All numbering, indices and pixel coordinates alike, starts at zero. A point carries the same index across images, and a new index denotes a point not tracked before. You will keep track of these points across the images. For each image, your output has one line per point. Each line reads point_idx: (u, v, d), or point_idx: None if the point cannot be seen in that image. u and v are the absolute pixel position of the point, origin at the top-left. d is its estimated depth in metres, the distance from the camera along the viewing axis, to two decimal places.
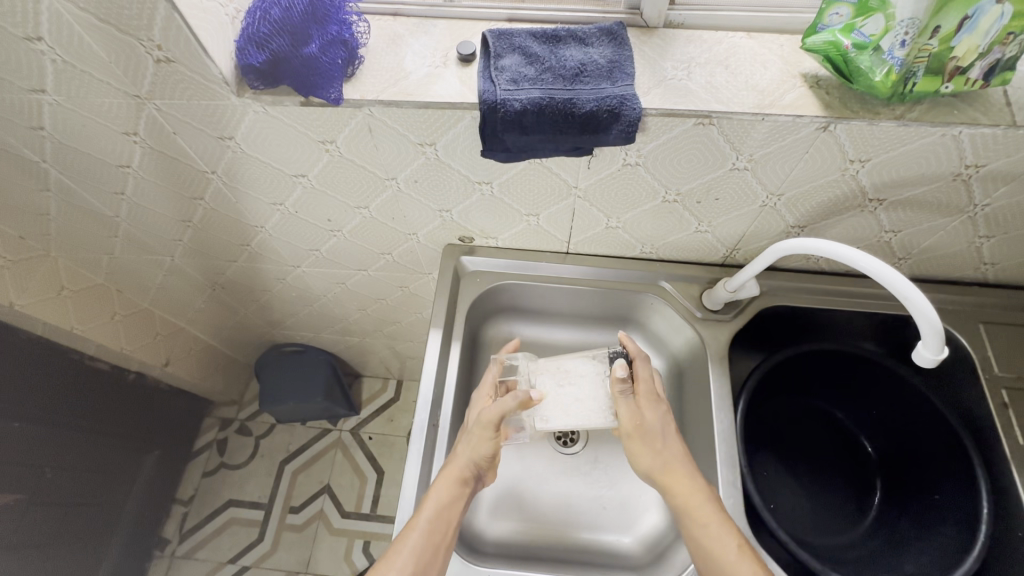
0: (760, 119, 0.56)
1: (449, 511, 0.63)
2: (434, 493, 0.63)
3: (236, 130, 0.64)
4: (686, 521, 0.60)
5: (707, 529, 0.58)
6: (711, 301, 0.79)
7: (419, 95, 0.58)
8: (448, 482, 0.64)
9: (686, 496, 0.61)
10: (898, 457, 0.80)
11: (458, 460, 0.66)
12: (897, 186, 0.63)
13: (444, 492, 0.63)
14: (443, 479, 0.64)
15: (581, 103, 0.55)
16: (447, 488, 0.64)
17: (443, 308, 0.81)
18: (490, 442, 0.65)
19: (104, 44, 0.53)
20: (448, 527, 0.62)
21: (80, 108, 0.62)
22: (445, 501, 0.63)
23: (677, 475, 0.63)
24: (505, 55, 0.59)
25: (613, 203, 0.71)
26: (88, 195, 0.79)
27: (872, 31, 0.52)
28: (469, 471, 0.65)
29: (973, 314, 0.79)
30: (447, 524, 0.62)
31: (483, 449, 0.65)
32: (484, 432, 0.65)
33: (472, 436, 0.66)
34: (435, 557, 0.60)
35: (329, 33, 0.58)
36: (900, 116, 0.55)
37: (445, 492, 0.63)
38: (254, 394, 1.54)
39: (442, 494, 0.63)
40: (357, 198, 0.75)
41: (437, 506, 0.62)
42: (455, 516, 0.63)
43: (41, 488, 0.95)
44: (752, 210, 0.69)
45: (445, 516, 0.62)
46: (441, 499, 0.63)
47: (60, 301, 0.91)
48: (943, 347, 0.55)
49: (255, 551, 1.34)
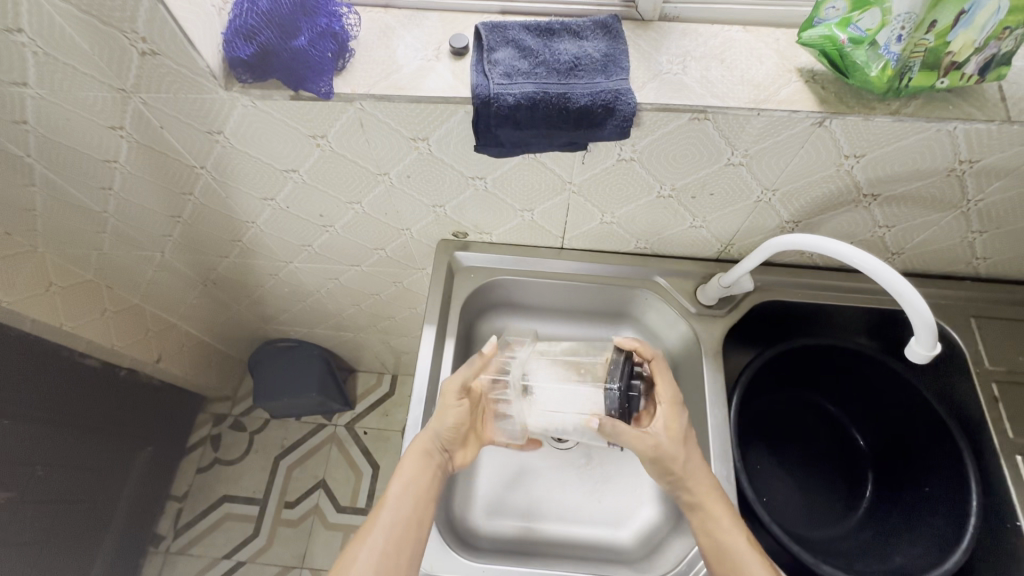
0: (755, 114, 0.56)
1: (414, 490, 0.62)
2: (400, 470, 0.63)
3: (225, 124, 0.63)
4: (698, 515, 0.61)
5: (718, 523, 0.60)
6: (705, 296, 0.79)
7: (411, 90, 0.57)
8: (414, 460, 0.64)
9: (701, 493, 0.61)
10: (889, 449, 0.81)
11: (423, 438, 0.66)
12: (892, 181, 0.63)
13: (410, 468, 0.63)
14: (409, 457, 0.64)
15: (575, 97, 0.54)
16: (413, 465, 0.63)
17: (437, 304, 0.80)
18: (455, 409, 0.67)
19: (87, 36, 0.52)
20: (416, 506, 0.61)
21: (64, 102, 0.60)
22: (410, 480, 0.62)
23: (686, 462, 0.62)
24: (498, 49, 0.58)
25: (608, 198, 0.71)
26: (75, 191, 0.77)
27: (868, 26, 0.51)
28: (435, 447, 0.65)
29: (964, 309, 0.79)
30: (413, 501, 0.61)
31: (447, 419, 0.66)
32: (449, 403, 0.67)
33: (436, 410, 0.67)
34: (404, 539, 0.59)
35: (318, 24, 0.57)
36: (895, 111, 0.55)
37: (412, 470, 0.63)
38: (247, 390, 1.53)
39: (406, 473, 0.62)
40: (350, 193, 0.74)
41: (402, 485, 0.61)
42: (421, 494, 0.62)
43: (32, 485, 0.95)
44: (747, 205, 0.69)
45: (411, 494, 0.61)
46: (406, 476, 0.62)
47: (48, 298, 0.90)
48: (935, 342, 0.55)
49: (251, 546, 1.34)
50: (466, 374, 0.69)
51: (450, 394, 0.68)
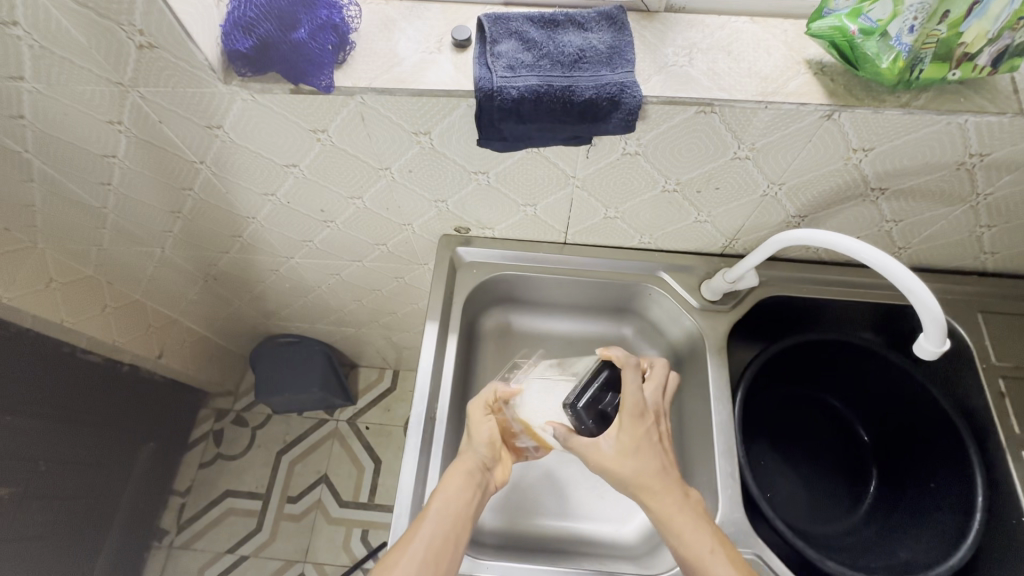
0: (763, 107, 0.55)
1: (456, 504, 0.60)
2: (444, 485, 0.62)
3: (224, 119, 0.62)
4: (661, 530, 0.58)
5: (680, 536, 0.57)
6: (709, 292, 0.79)
7: (413, 83, 0.56)
8: (457, 475, 0.63)
9: (663, 510, 0.58)
10: (894, 445, 0.81)
11: (465, 457, 0.65)
12: (900, 175, 0.62)
13: (454, 483, 0.62)
14: (451, 472, 0.63)
15: (580, 91, 0.54)
16: (456, 481, 0.62)
17: (439, 300, 0.80)
18: (487, 425, 0.68)
19: (84, 29, 0.51)
20: (457, 520, 0.59)
21: (61, 96, 0.60)
22: (453, 495, 0.61)
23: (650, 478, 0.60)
24: (501, 41, 0.57)
25: (612, 192, 0.70)
26: (74, 186, 0.77)
27: (879, 16, 0.50)
28: (476, 463, 0.65)
29: (971, 304, 0.79)
30: (456, 515, 0.60)
31: (483, 433, 0.67)
32: (486, 419, 0.68)
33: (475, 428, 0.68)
34: (445, 552, 0.57)
35: (319, 17, 0.56)
36: (905, 104, 0.54)
37: (456, 483, 0.62)
38: (249, 385, 1.53)
39: (449, 488, 0.61)
40: (351, 188, 0.73)
41: (445, 498, 0.60)
42: (463, 508, 0.60)
43: (36, 480, 0.95)
44: (753, 199, 0.68)
45: (453, 507, 0.60)
46: (449, 491, 0.61)
47: (49, 293, 0.89)
48: (944, 339, 0.54)
49: (254, 541, 1.34)
50: (501, 391, 0.70)
51: (479, 410, 0.69)
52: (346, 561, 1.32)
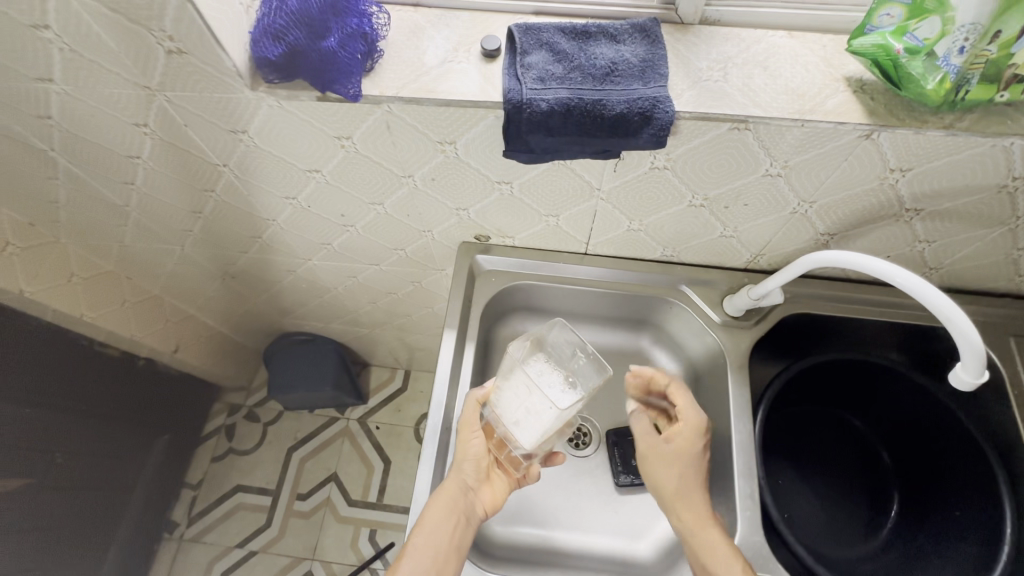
0: (798, 125, 0.54)
1: (438, 537, 0.61)
2: (425, 518, 0.62)
3: (249, 124, 0.62)
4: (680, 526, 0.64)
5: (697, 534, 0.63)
6: (732, 308, 0.77)
7: (440, 92, 0.56)
8: (439, 506, 0.63)
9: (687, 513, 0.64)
10: (917, 469, 0.78)
11: (447, 484, 0.65)
12: (938, 197, 0.60)
13: (434, 513, 0.62)
14: (433, 502, 0.63)
15: (611, 105, 0.53)
16: (437, 513, 0.62)
17: (458, 308, 0.79)
18: (473, 445, 0.66)
19: (114, 33, 0.51)
20: (439, 552, 0.60)
21: (88, 98, 0.60)
22: (434, 529, 0.61)
23: (677, 468, 0.66)
24: (531, 52, 0.56)
25: (637, 206, 0.68)
26: (98, 184, 0.77)
27: (926, 35, 0.48)
28: (459, 489, 0.65)
29: (1003, 327, 0.76)
30: (438, 548, 0.60)
31: (467, 454, 0.66)
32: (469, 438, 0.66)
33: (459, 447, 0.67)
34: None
35: (349, 25, 0.55)
36: (948, 126, 0.52)
37: (437, 516, 0.62)
38: (262, 381, 1.54)
39: (430, 521, 0.62)
40: (372, 193, 0.73)
41: (424, 534, 0.61)
42: (444, 541, 0.61)
43: (52, 471, 0.95)
44: (782, 216, 0.67)
45: (435, 538, 0.61)
46: (429, 526, 0.61)
47: (71, 288, 0.90)
48: (983, 370, 0.53)
49: (263, 537, 1.35)
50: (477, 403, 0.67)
51: (465, 428, 0.67)
52: (353, 561, 1.32)
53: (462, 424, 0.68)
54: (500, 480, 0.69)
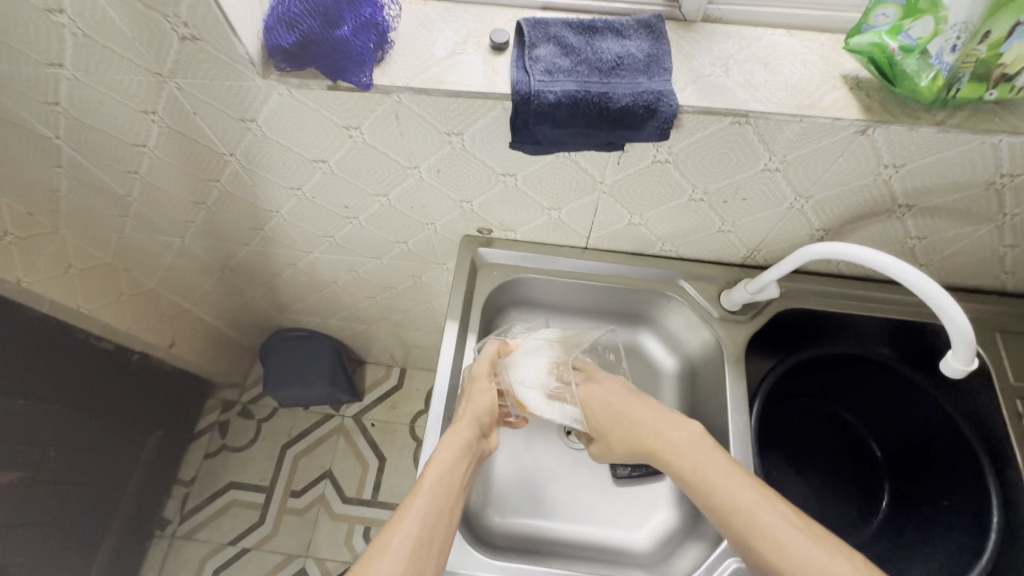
0: (796, 120, 0.55)
1: (452, 478, 0.60)
2: (439, 457, 0.61)
3: (259, 112, 0.63)
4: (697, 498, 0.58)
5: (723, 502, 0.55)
6: (728, 302, 0.79)
7: (449, 83, 0.57)
8: (454, 448, 0.62)
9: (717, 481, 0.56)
10: (907, 461, 0.80)
11: (460, 427, 0.65)
12: (928, 193, 0.62)
13: (450, 452, 0.62)
14: (447, 443, 0.63)
15: (617, 97, 0.54)
16: (452, 453, 0.62)
17: (460, 300, 0.80)
18: (489, 394, 0.69)
19: (128, 18, 0.52)
20: (453, 492, 0.59)
21: (98, 84, 0.60)
22: (449, 469, 0.60)
23: (677, 444, 0.61)
24: (539, 45, 0.58)
25: (638, 199, 0.70)
26: (100, 173, 0.77)
27: (919, 34, 0.50)
28: (474, 432, 0.65)
29: (989, 323, 0.79)
30: (451, 488, 0.59)
31: (483, 400, 0.68)
32: (484, 386, 0.69)
33: (472, 395, 0.69)
34: (440, 524, 0.56)
35: (362, 15, 0.56)
36: (940, 122, 0.54)
37: (452, 456, 0.61)
38: (256, 378, 1.53)
39: (445, 461, 0.61)
40: (377, 185, 0.74)
41: (440, 473, 0.59)
42: (458, 481, 0.60)
43: (45, 464, 0.94)
44: (779, 211, 0.69)
45: (450, 477, 0.60)
46: (444, 465, 0.60)
47: (68, 279, 0.90)
48: (973, 358, 0.54)
49: (257, 533, 1.34)
50: (491, 353, 0.73)
51: (482, 375, 0.70)
52: (347, 558, 1.31)
53: (473, 375, 0.71)
54: (496, 434, 0.71)
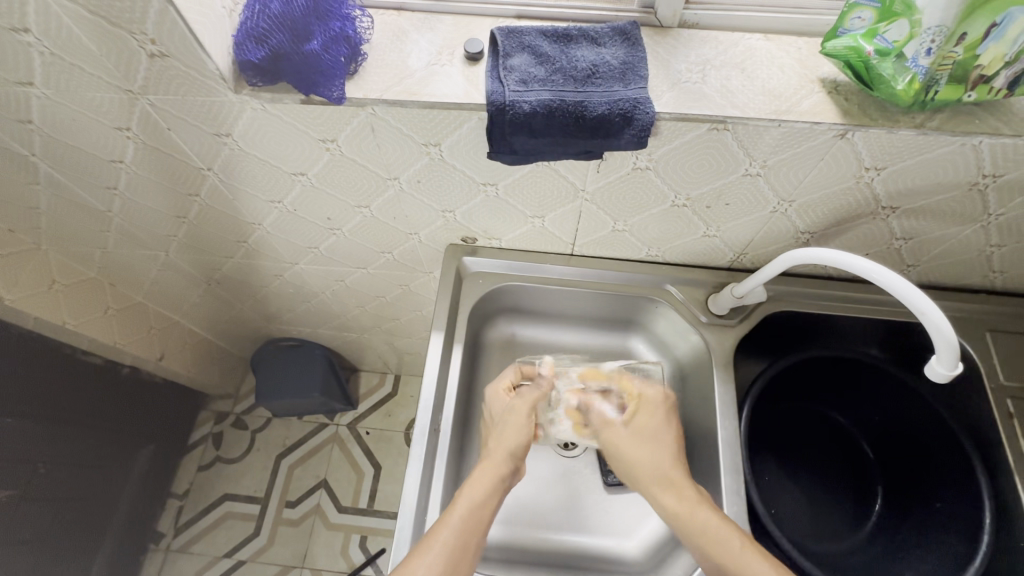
0: (776, 125, 0.55)
1: (481, 510, 0.59)
2: (471, 488, 0.61)
3: (234, 127, 0.62)
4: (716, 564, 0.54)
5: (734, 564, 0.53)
6: (716, 306, 0.78)
7: (423, 94, 0.56)
8: (486, 481, 0.62)
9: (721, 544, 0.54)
10: (899, 462, 0.80)
11: (497, 455, 0.65)
12: (911, 195, 0.62)
13: (479, 487, 0.61)
14: (480, 475, 0.62)
15: (593, 106, 0.54)
16: (484, 486, 0.61)
17: (445, 309, 0.79)
18: (526, 424, 0.68)
19: (96, 37, 0.52)
20: (481, 526, 0.58)
21: (71, 102, 0.59)
22: (478, 501, 0.60)
23: (723, 539, 0.55)
24: (514, 54, 0.57)
25: (620, 206, 0.69)
26: (81, 190, 0.76)
27: (895, 37, 0.50)
28: (508, 467, 0.64)
29: (979, 322, 0.78)
30: (479, 525, 0.58)
31: (521, 431, 0.67)
32: (521, 416, 0.69)
33: (507, 427, 0.68)
34: (465, 560, 0.55)
35: (332, 29, 0.56)
36: (919, 125, 0.54)
37: (484, 489, 0.61)
38: (249, 388, 1.52)
39: (475, 493, 0.60)
40: (358, 196, 0.73)
41: (470, 505, 0.59)
42: (487, 515, 0.59)
43: (33, 483, 0.92)
44: (763, 215, 0.68)
45: (478, 513, 0.59)
46: (476, 496, 0.60)
47: (52, 295, 0.88)
48: (958, 362, 0.54)
49: (252, 545, 1.33)
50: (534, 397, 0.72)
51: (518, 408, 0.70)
52: (344, 568, 1.30)
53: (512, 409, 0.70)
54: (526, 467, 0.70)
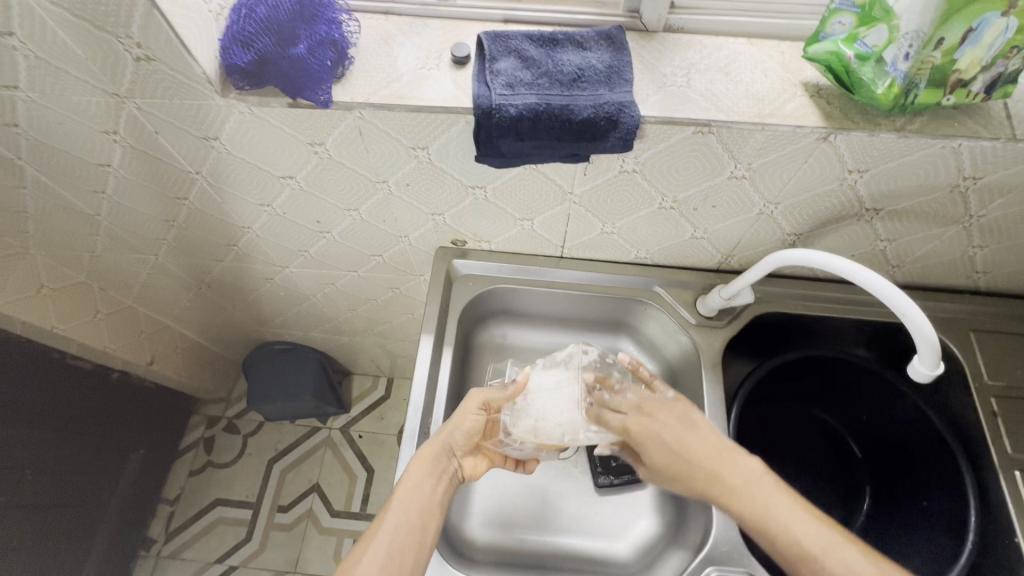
0: (759, 129, 0.55)
1: (420, 492, 0.60)
2: (409, 473, 0.61)
3: (221, 131, 0.62)
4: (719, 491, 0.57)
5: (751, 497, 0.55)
6: (704, 307, 0.78)
7: (411, 98, 0.57)
8: (424, 464, 0.62)
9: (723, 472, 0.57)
10: (886, 461, 0.80)
11: (436, 439, 0.66)
12: (894, 197, 0.63)
13: (417, 472, 0.61)
14: (418, 460, 0.63)
15: (578, 109, 0.54)
16: (423, 470, 0.62)
17: (435, 312, 0.79)
18: (474, 417, 0.67)
19: (81, 41, 0.52)
20: (423, 508, 0.59)
21: (56, 105, 0.59)
22: (417, 485, 0.60)
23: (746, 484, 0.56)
24: (500, 58, 0.58)
25: (609, 208, 0.70)
26: (68, 194, 0.75)
27: (875, 42, 0.51)
28: (445, 449, 0.65)
29: (964, 322, 0.79)
30: (421, 506, 0.59)
31: (465, 422, 0.67)
32: (468, 407, 0.68)
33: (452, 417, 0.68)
34: (413, 537, 0.57)
35: (318, 33, 0.57)
36: (899, 128, 0.55)
37: (421, 472, 0.62)
38: (241, 392, 1.51)
39: (414, 478, 0.61)
40: (347, 200, 0.73)
41: (410, 490, 0.60)
42: (429, 496, 0.60)
43: (21, 489, 0.91)
44: (749, 217, 0.69)
45: (420, 497, 0.60)
46: (414, 478, 0.61)
47: (41, 300, 0.88)
48: (939, 362, 0.55)
49: (244, 551, 1.32)
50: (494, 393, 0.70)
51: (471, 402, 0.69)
52: None
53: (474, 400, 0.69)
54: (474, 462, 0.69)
